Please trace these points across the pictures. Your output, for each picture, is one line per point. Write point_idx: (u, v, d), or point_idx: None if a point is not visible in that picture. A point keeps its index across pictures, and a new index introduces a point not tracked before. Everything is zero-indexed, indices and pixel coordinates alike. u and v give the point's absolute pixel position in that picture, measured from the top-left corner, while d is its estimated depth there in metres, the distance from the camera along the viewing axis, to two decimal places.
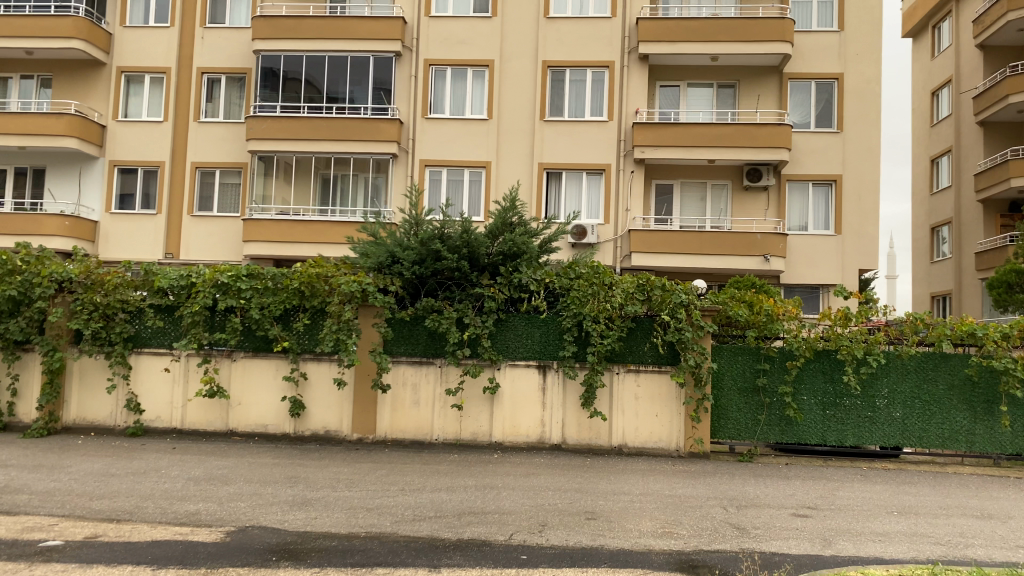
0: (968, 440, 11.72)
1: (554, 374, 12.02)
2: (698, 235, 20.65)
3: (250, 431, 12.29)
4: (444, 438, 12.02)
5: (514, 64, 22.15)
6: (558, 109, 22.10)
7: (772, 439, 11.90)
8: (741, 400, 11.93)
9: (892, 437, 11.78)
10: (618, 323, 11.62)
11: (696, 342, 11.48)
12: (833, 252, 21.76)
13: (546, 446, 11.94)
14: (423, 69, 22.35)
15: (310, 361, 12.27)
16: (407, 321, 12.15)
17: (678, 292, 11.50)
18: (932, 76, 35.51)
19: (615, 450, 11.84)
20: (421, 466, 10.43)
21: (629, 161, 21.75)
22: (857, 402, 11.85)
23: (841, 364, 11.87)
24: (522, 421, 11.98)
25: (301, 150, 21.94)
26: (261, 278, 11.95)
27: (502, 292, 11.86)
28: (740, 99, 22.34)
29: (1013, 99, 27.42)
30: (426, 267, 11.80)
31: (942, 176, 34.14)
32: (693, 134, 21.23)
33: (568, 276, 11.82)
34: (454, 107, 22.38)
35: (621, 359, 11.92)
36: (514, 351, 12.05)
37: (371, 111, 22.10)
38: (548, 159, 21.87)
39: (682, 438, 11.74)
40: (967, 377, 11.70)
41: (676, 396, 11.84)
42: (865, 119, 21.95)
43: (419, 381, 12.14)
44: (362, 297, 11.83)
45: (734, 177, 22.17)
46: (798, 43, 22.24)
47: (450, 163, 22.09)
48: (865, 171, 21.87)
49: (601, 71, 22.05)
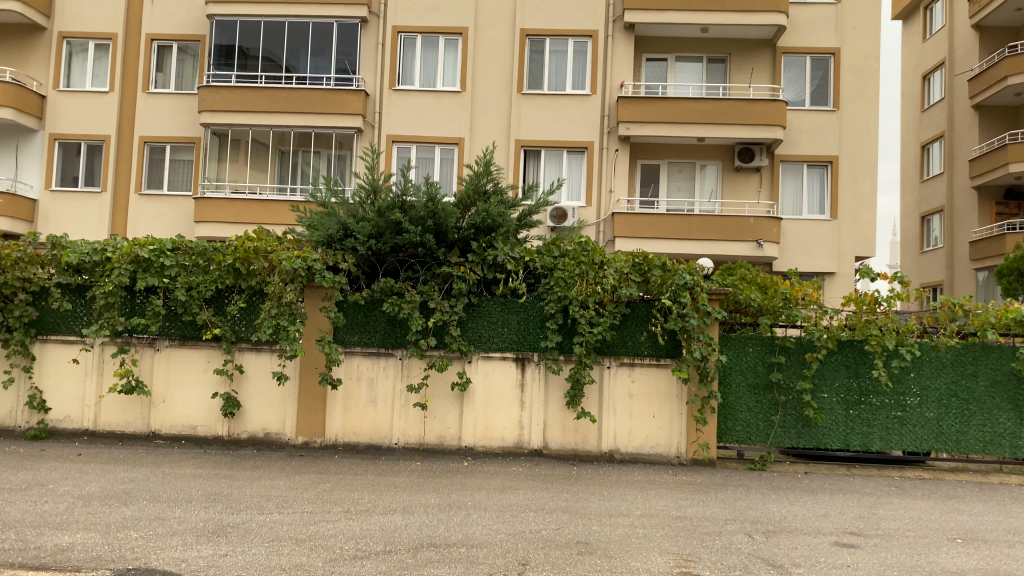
0: (1012, 443, 10.16)
1: (534, 368, 10.25)
2: (688, 218, 19.00)
3: (176, 434, 10.43)
4: (405, 443, 10.22)
5: (489, 32, 20.29)
6: (538, 81, 20.28)
7: (786, 443, 10.25)
8: (752, 398, 10.29)
9: (924, 440, 10.19)
10: (610, 307, 9.87)
11: (702, 331, 9.79)
12: (829, 238, 20.16)
13: (524, 453, 10.18)
14: (391, 37, 20.43)
15: (247, 351, 10.38)
16: (362, 305, 10.33)
17: (681, 273, 9.74)
18: (922, 59, 34.11)
19: (605, 457, 10.12)
20: (374, 478, 8.62)
21: (613, 138, 20.00)
22: (885, 401, 10.22)
23: (868, 357, 10.22)
24: (497, 423, 10.22)
25: (256, 124, 19.95)
26: (188, 252, 10.11)
27: (473, 273, 10.07)
28: (732, 73, 20.65)
29: (1012, 80, 25.98)
30: (387, 241, 10.01)
31: (934, 163, 32.70)
32: (682, 110, 19.54)
33: (551, 254, 10.07)
34: (424, 79, 20.49)
35: (613, 350, 10.18)
36: (488, 341, 10.25)
37: (335, 81, 20.21)
38: (527, 135, 20.06)
39: (683, 443, 10.06)
40: (1013, 372, 10.10)
41: (677, 394, 10.13)
42: (863, 96, 20.37)
43: (376, 376, 10.31)
44: (307, 277, 9.99)
45: (724, 156, 20.50)
46: (793, 15, 20.62)
47: (420, 138, 20.18)
48: (862, 152, 20.31)
49: (584, 41, 20.29)
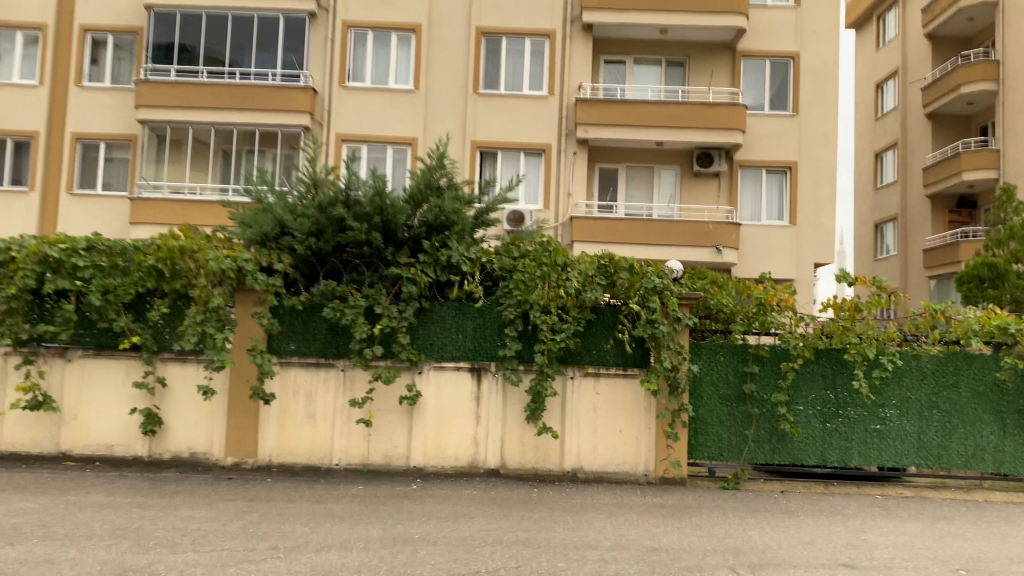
0: (996, 459, 9.57)
1: (491, 380, 9.36)
2: (646, 224, 18.36)
3: (90, 455, 9.32)
4: (347, 464, 9.25)
5: (443, 29, 19.43)
6: (494, 81, 19.45)
7: (760, 460, 9.55)
8: (724, 411, 9.57)
9: (905, 455, 9.57)
10: (574, 313, 9.07)
11: (672, 339, 9.04)
12: (788, 245, 19.64)
13: (480, 473, 9.30)
14: (340, 32, 19.42)
15: (171, 362, 9.33)
16: (300, 311, 9.35)
17: (650, 276, 8.99)
18: (875, 68, 34.10)
19: (567, 476, 9.30)
20: (309, 506, 7.64)
21: (571, 141, 19.27)
22: (863, 413, 9.58)
23: (846, 366, 9.59)
24: (450, 441, 9.31)
25: (195, 121, 18.79)
26: (105, 252, 9.04)
27: (424, 275, 9.16)
28: (691, 77, 20.10)
29: (966, 89, 25.91)
30: (328, 239, 9.11)
31: (888, 171, 32.65)
32: (642, 112, 18.90)
33: (510, 255, 9.24)
34: (375, 76, 19.52)
35: (577, 360, 9.38)
36: (440, 350, 9.35)
37: (281, 78, 19.14)
38: (483, 136, 19.22)
39: (652, 460, 9.30)
40: (996, 383, 9.54)
41: (644, 407, 9.37)
42: (823, 101, 19.93)
43: (315, 389, 9.31)
44: (238, 279, 9.00)
45: (683, 161, 19.93)
46: (753, 19, 20.14)
47: (371, 138, 19.19)
48: (822, 158, 19.86)
49: (541, 41, 19.53)
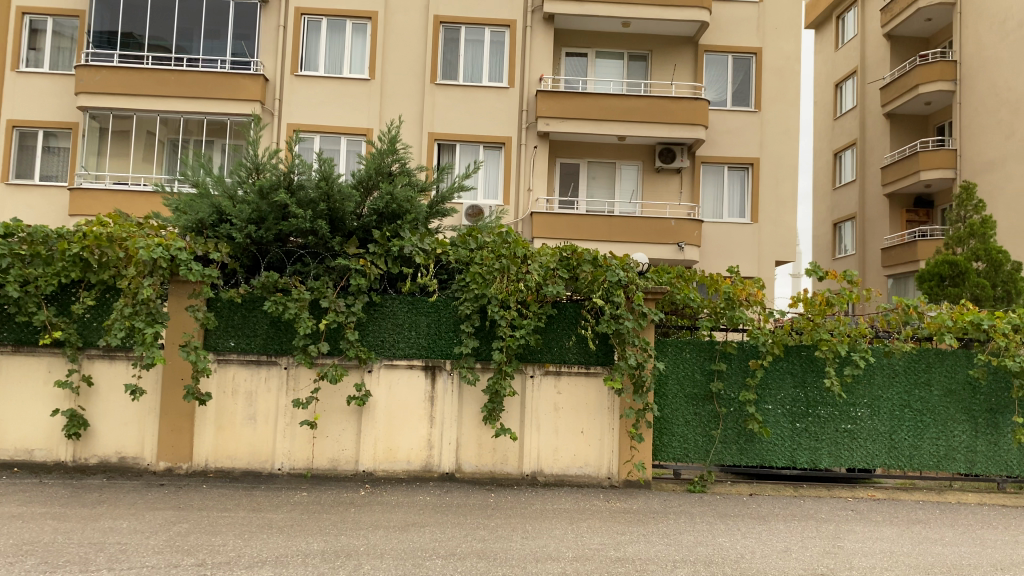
0: (967, 458, 9.28)
1: (446, 379, 8.80)
2: (608, 219, 17.92)
3: (7, 461, 8.55)
4: (290, 469, 8.60)
5: (401, 17, 18.78)
6: (452, 72, 18.87)
7: (728, 461, 9.14)
8: (690, 410, 9.13)
9: (875, 456, 9.23)
10: (534, 307, 8.55)
11: (637, 335, 8.56)
12: (749, 243, 19.35)
13: (433, 477, 8.72)
14: (293, 19, 18.67)
15: (98, 359, 8.60)
16: (239, 304, 8.69)
17: (615, 268, 8.50)
18: (834, 68, 34.17)
19: (526, 480, 8.77)
20: (245, 516, 7.00)
21: (532, 135, 18.71)
22: (833, 412, 9.22)
23: (815, 364, 9.22)
24: (402, 443, 8.73)
25: (139, 108, 17.89)
26: (25, 239, 8.29)
27: (375, 267, 8.54)
28: (653, 71, 19.72)
29: (924, 89, 25.75)
30: (270, 228, 8.50)
31: (846, 171, 32.70)
32: (603, 106, 18.44)
33: (467, 246, 8.69)
34: (329, 65, 18.80)
35: (538, 357, 8.87)
36: (391, 347, 8.75)
37: (230, 65, 18.41)
38: (441, 128, 18.61)
39: (616, 463, 8.83)
40: (968, 381, 9.25)
41: (607, 407, 8.89)
42: (784, 97, 19.68)
43: (256, 389, 8.66)
44: (171, 270, 8.30)
45: (645, 157, 19.53)
46: (714, 14, 19.84)
47: (325, 128, 18.45)
48: (783, 154, 19.58)
49: (501, 31, 18.99)
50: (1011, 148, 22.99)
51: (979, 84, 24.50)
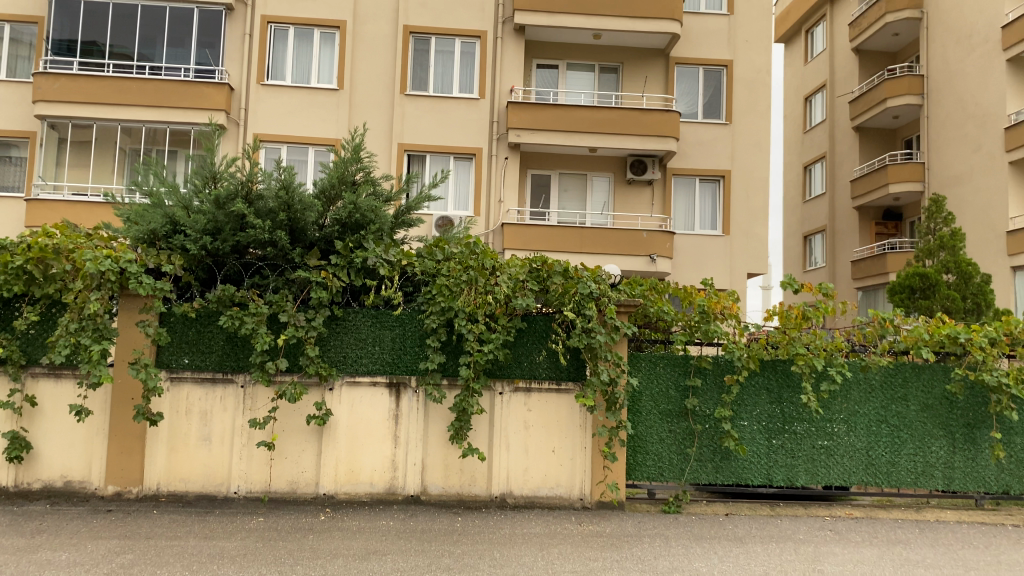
0: (945, 475, 9.09)
1: (411, 397, 8.45)
2: (580, 231, 17.68)
3: None
4: (247, 492, 8.19)
5: (370, 26, 18.45)
6: (422, 82, 18.56)
7: (703, 480, 8.87)
8: (664, 427, 8.86)
9: (853, 473, 9.01)
10: (503, 321, 8.23)
11: (609, 350, 8.27)
12: (721, 255, 19.21)
13: (397, 500, 8.35)
14: (259, 27, 18.27)
15: (43, 378, 8.13)
16: (194, 319, 8.29)
17: (586, 280, 8.22)
18: (804, 82, 34.35)
19: (495, 501, 8.44)
20: (195, 545, 6.58)
21: (502, 146, 18.44)
22: (810, 428, 9.00)
23: (791, 379, 9.00)
24: (364, 464, 8.36)
25: (100, 117, 17.36)
26: None
27: (337, 280, 8.18)
28: (625, 82, 19.57)
29: (892, 103, 25.93)
30: (226, 239, 8.12)
31: (815, 184, 32.82)
32: (574, 117, 18.24)
33: (433, 258, 8.37)
34: (296, 74, 18.41)
35: (507, 373, 8.55)
36: (354, 363, 8.39)
37: (194, 74, 17.87)
38: (411, 139, 18.28)
39: (588, 483, 8.52)
40: (946, 395, 9.08)
41: (579, 424, 8.58)
42: (755, 109, 19.59)
43: (211, 408, 8.25)
44: (121, 283, 7.88)
45: (617, 168, 19.34)
46: (686, 26, 19.74)
47: (291, 139, 18.03)
48: (755, 167, 19.48)
49: (471, 42, 18.73)
50: (977, 161, 23.12)
51: (946, 98, 24.67)
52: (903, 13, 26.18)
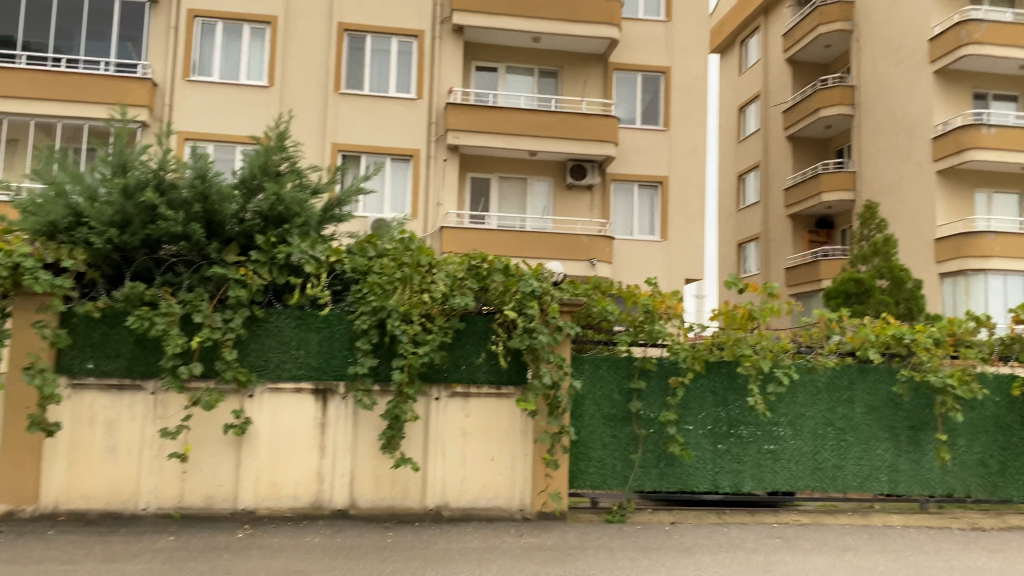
0: (891, 478, 8.92)
1: (340, 404, 7.87)
2: (518, 235, 17.27)
3: None
4: (157, 509, 7.51)
5: (302, 23, 17.70)
6: (357, 81, 17.94)
7: (647, 487, 8.52)
8: (608, 432, 8.48)
9: (799, 478, 8.77)
10: (439, 321, 7.73)
11: (552, 351, 7.83)
12: (659, 261, 19.05)
13: (323, 515, 7.76)
14: (186, 21, 17.35)
15: None
16: (100, 320, 7.59)
17: (527, 278, 7.78)
18: (738, 92, 34.72)
19: (430, 514, 7.92)
20: (92, 571, 5.88)
21: (441, 147, 17.90)
22: (755, 432, 8.73)
23: (737, 382, 8.72)
24: (288, 477, 7.74)
25: (9, 110, 16.22)
26: None
27: (257, 277, 7.58)
28: (564, 87, 19.31)
29: (824, 112, 26.35)
30: (136, 232, 7.44)
31: (749, 193, 33.12)
32: (513, 120, 17.86)
33: (365, 254, 7.82)
34: (225, 71, 17.54)
35: (443, 377, 8.05)
36: (277, 367, 7.78)
37: (115, 68, 16.95)
38: (344, 139, 17.61)
39: (529, 492, 8.08)
40: (892, 397, 8.92)
41: (519, 431, 8.13)
42: (693, 116, 19.51)
43: (117, 418, 7.53)
44: (14, 279, 7.14)
45: (556, 173, 19.02)
46: (625, 31, 19.57)
47: (218, 137, 17.21)
48: (693, 173, 19.40)
49: (408, 41, 18.19)
50: (907, 170, 23.52)
51: (876, 108, 25.08)
52: (835, 25, 26.55)
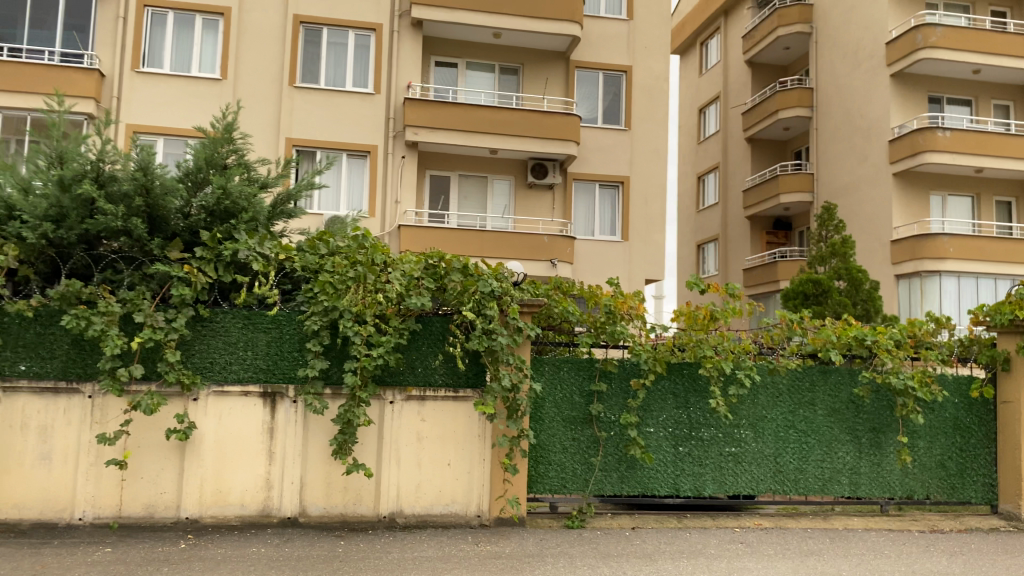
0: (852, 480, 8.87)
1: (289, 408, 7.55)
2: (479, 234, 17.02)
3: None
4: (94, 519, 7.13)
5: (256, 14, 17.24)
6: (314, 75, 17.53)
7: (607, 491, 8.35)
8: (568, 436, 8.27)
9: (761, 481, 8.66)
10: (394, 322, 7.46)
11: (511, 352, 7.61)
12: (620, 261, 18.94)
13: (272, 523, 7.45)
14: (135, 11, 16.77)
15: None
16: (33, 318, 7.17)
17: (486, 278, 7.53)
18: (698, 93, 34.84)
19: (383, 522, 7.65)
20: None
21: (399, 144, 17.58)
22: (717, 434, 8.60)
23: (698, 384, 8.58)
24: (235, 484, 7.41)
25: None
26: None
27: (202, 275, 7.21)
28: (525, 84, 19.08)
29: (783, 114, 26.29)
30: (73, 227, 7.05)
31: (708, 193, 33.26)
32: (473, 117, 17.59)
33: (316, 252, 7.51)
34: (175, 62, 17.02)
35: (398, 380, 7.78)
36: (222, 369, 7.43)
37: (59, 58, 16.31)
38: (299, 134, 17.19)
39: (487, 498, 7.85)
40: (853, 399, 8.86)
41: (477, 435, 7.89)
42: (654, 116, 19.44)
43: (51, 423, 7.13)
44: None
45: (517, 172, 18.80)
46: (586, 29, 19.42)
47: (168, 131, 16.66)
48: (653, 173, 19.31)
49: (366, 35, 17.82)
50: (863, 173, 23.76)
51: (834, 111, 25.31)
52: (793, 28, 26.74)
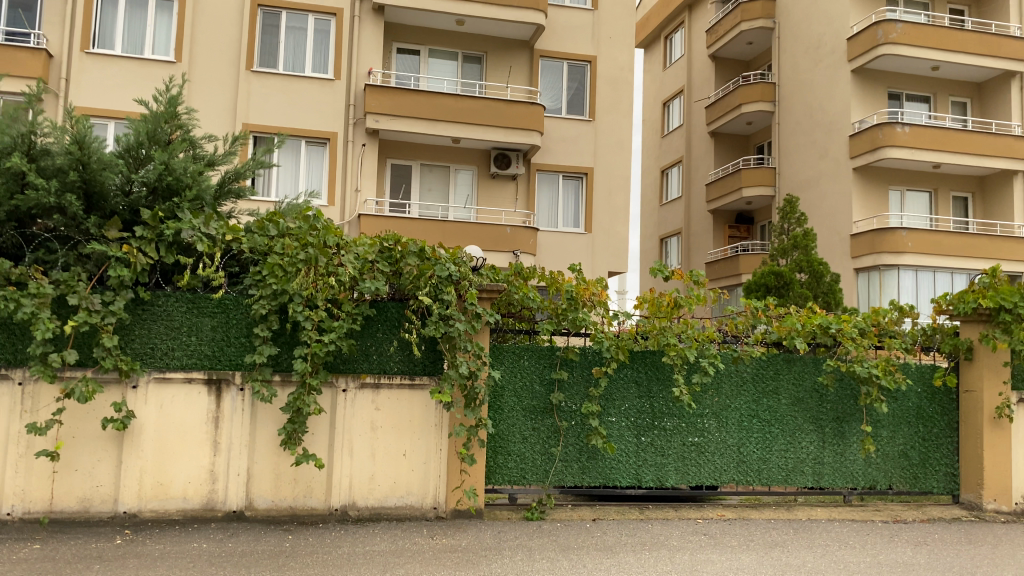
0: (815, 470, 8.75)
1: (235, 396, 7.20)
2: (439, 223, 16.69)
3: None
4: (24, 513, 6.71)
5: None
6: (272, 59, 17.06)
7: (568, 482, 8.12)
8: (528, 425, 8.03)
9: (723, 471, 8.51)
10: (347, 306, 7.14)
11: (469, 339, 7.35)
12: (584, 253, 18.74)
13: (216, 517, 7.09)
14: None
15: None
16: None
17: (444, 261, 7.22)
18: (662, 87, 34.84)
19: (335, 515, 7.34)
20: None
21: (359, 131, 17.16)
22: (679, 424, 8.42)
23: (662, 372, 8.38)
24: (177, 476, 7.05)
25: None
26: None
27: (142, 255, 6.78)
28: (489, 72, 18.78)
29: (746, 108, 26.42)
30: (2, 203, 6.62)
31: (671, 187, 33.24)
32: (435, 105, 17.24)
33: (265, 234, 7.14)
34: (128, 43, 16.42)
35: (351, 367, 7.45)
36: (164, 355, 7.06)
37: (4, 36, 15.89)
38: (256, 120, 16.70)
39: (443, 490, 7.57)
40: (817, 388, 8.74)
41: (432, 424, 7.61)
42: (619, 107, 19.24)
43: None
44: None
45: (480, 161, 18.50)
46: (550, 19, 19.18)
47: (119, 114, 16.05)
48: (617, 165, 19.13)
49: (326, 19, 17.39)
50: (825, 167, 23.87)
51: (796, 105, 25.39)
52: (757, 22, 26.78)
